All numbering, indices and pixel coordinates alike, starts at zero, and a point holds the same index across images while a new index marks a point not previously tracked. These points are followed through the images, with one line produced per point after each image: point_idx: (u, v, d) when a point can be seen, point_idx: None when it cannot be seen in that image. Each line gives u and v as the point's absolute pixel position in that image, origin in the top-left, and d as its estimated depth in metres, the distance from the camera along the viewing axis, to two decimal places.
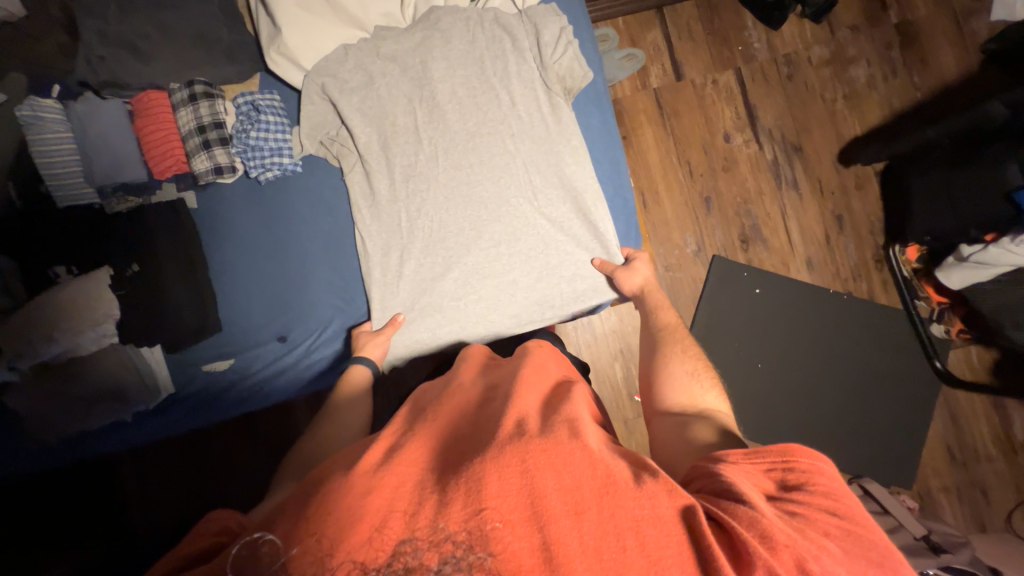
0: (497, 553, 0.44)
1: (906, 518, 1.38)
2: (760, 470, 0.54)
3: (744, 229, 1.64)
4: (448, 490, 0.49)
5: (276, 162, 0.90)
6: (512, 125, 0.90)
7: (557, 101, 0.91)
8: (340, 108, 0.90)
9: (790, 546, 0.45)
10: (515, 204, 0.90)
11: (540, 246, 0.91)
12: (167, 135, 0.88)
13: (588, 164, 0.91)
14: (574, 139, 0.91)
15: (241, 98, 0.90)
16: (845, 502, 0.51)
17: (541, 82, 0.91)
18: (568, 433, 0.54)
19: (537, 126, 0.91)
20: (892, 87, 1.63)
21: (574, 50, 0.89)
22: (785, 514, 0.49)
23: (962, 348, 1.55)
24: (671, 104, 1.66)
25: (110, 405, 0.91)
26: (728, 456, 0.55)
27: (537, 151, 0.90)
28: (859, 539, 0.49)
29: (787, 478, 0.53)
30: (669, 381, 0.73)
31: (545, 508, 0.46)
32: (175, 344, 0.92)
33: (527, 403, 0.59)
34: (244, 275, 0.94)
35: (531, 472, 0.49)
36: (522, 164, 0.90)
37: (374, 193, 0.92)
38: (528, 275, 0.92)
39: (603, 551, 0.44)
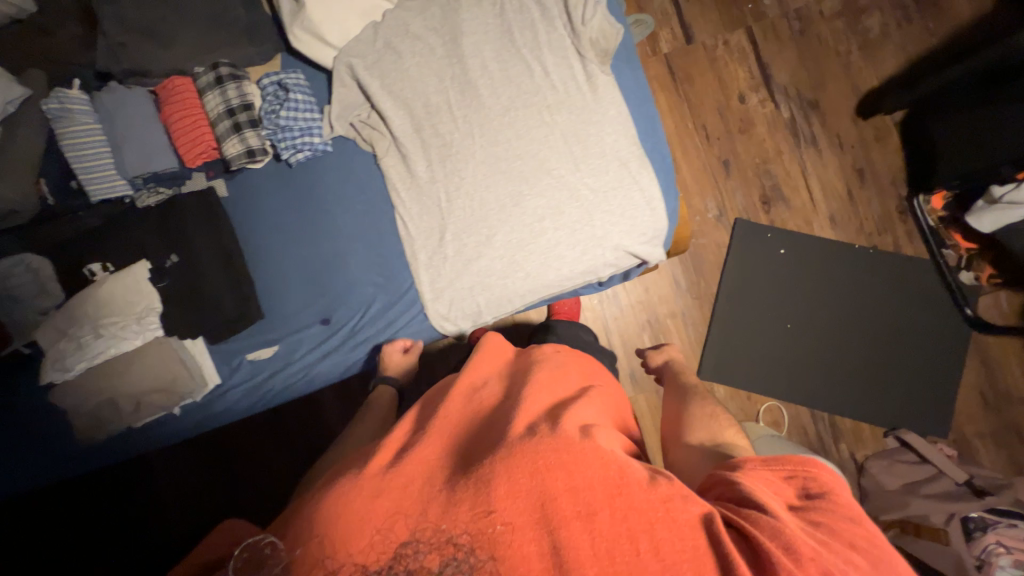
0: (504, 558, 0.46)
1: (947, 466, 1.42)
2: (781, 477, 0.55)
3: (765, 191, 1.62)
4: (458, 488, 0.51)
5: (308, 142, 0.89)
6: (547, 97, 0.89)
7: (592, 65, 0.89)
8: (371, 90, 0.88)
9: (814, 558, 0.45)
10: (556, 178, 0.89)
11: (586, 218, 0.89)
12: (195, 121, 0.86)
13: (627, 130, 0.89)
14: (612, 105, 0.89)
15: (266, 79, 0.88)
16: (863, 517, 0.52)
17: (574, 48, 0.89)
18: (578, 436, 0.55)
19: (573, 94, 0.89)
20: (907, 34, 1.60)
21: (604, 10, 0.87)
22: (805, 525, 0.50)
23: (991, 293, 1.55)
24: (683, 69, 1.64)
25: (159, 399, 0.90)
26: (746, 463, 0.57)
27: (574, 119, 0.89)
28: (886, 556, 0.50)
29: (807, 491, 0.54)
30: (693, 420, 0.77)
31: (555, 512, 0.47)
32: (217, 334, 0.91)
33: (535, 406, 0.63)
34: (282, 260, 0.93)
35: (541, 475, 0.50)
36: (560, 134, 0.89)
37: (412, 176, 0.91)
38: (574, 248, 0.90)
39: (614, 552, 0.46)
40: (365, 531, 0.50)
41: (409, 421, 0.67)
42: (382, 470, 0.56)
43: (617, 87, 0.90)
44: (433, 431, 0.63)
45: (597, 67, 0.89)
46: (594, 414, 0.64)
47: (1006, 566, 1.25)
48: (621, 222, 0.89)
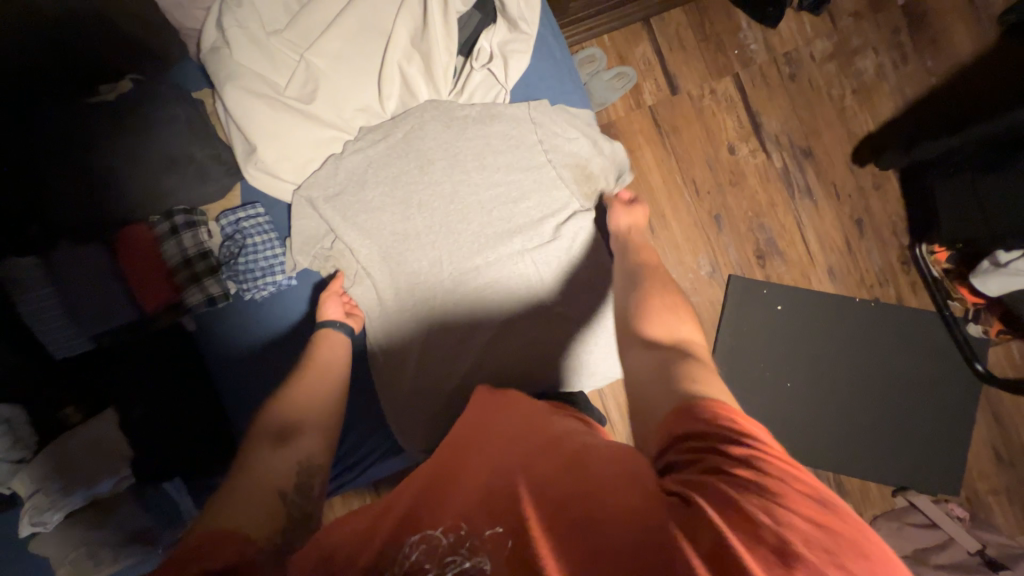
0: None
1: (959, 533, 1.36)
2: (714, 431, 0.48)
3: (759, 245, 1.57)
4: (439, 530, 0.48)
5: (270, 281, 0.88)
6: (516, 221, 0.87)
7: (571, 189, 0.88)
8: (333, 225, 0.86)
9: (741, 517, 0.40)
10: (527, 303, 0.88)
11: (557, 342, 0.89)
12: (152, 272, 0.84)
13: (599, 253, 0.89)
14: (585, 232, 0.88)
15: (224, 220, 0.87)
16: (790, 457, 0.46)
17: (552, 171, 0.87)
18: (564, 464, 0.52)
19: (547, 220, 0.87)
20: (904, 74, 1.52)
21: (573, 131, 0.87)
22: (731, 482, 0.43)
23: (1000, 345, 1.48)
24: (669, 121, 1.58)
25: (133, 551, 0.86)
26: (683, 435, 0.50)
27: (548, 247, 0.88)
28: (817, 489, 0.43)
29: (736, 436, 0.47)
30: (648, 316, 0.71)
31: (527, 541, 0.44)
32: (192, 470, 0.92)
33: (532, 441, 0.58)
34: (247, 400, 0.90)
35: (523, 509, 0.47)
36: (530, 261, 0.88)
37: (379, 305, 0.89)
38: (550, 375, 0.89)
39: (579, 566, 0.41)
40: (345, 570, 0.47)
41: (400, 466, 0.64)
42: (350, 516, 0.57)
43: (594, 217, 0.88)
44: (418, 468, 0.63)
45: (577, 197, 0.88)
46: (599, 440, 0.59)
47: None
48: (594, 348, 0.90)
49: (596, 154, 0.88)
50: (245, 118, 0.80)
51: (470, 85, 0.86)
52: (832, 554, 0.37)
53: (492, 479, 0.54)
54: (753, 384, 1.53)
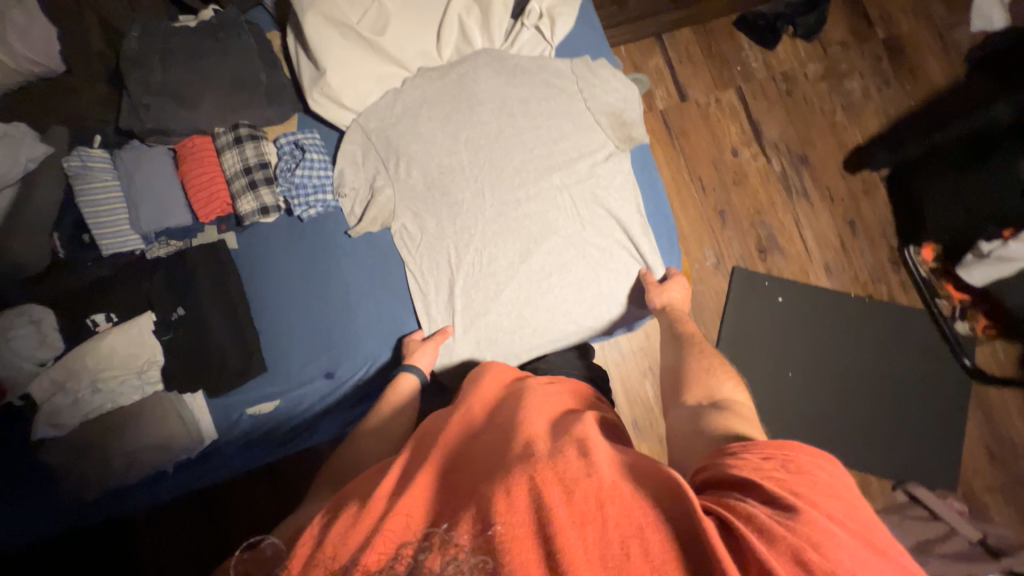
0: (504, 564, 0.42)
1: (960, 523, 1.37)
2: (760, 459, 0.51)
3: (760, 241, 1.66)
4: (457, 515, 0.48)
5: (320, 199, 0.92)
6: (558, 161, 0.94)
7: (607, 133, 0.96)
8: (385, 156, 0.94)
9: (788, 538, 0.42)
10: (564, 237, 0.93)
11: (591, 277, 0.93)
12: (212, 178, 0.88)
13: (634, 198, 0.95)
14: (621, 177, 0.95)
15: (284, 139, 0.91)
16: (836, 490, 0.48)
17: (591, 118, 0.95)
18: (574, 451, 0.53)
19: (586, 160, 0.94)
20: (886, 96, 1.71)
21: (613, 86, 0.97)
22: (775, 509, 0.45)
23: (987, 344, 1.56)
24: (678, 124, 1.72)
25: (155, 456, 0.87)
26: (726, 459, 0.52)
27: (583, 184, 0.94)
28: (861, 529, 0.46)
29: (787, 467, 0.49)
30: (690, 380, 0.75)
31: (549, 516, 0.44)
32: (218, 388, 0.89)
33: (535, 425, 0.60)
34: (287, 315, 0.93)
35: (539, 487, 0.47)
36: (568, 197, 0.94)
37: (423, 232, 0.94)
38: (580, 305, 0.93)
39: (608, 559, 0.42)
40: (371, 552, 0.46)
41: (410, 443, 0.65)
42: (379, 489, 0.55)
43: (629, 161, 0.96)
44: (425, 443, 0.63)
45: (615, 142, 0.95)
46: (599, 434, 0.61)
47: None
48: (624, 282, 0.94)
49: (632, 108, 0.97)
50: (316, 45, 0.88)
51: (519, 39, 0.97)
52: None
53: (501, 460, 0.54)
54: (756, 370, 1.57)
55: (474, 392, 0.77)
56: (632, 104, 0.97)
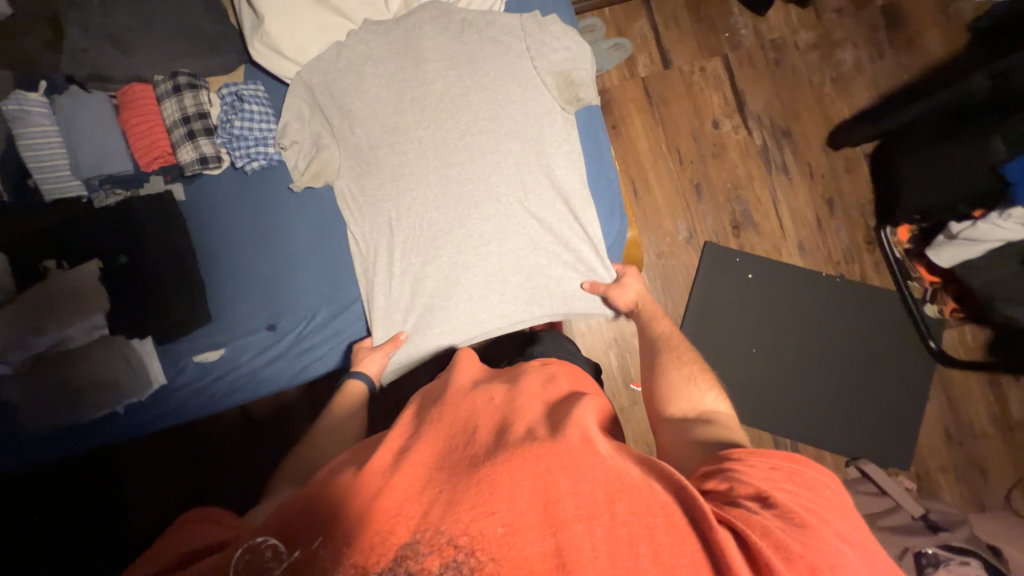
0: (508, 557, 0.45)
1: (904, 498, 1.37)
2: (768, 468, 0.53)
3: (735, 215, 1.63)
4: (459, 490, 0.51)
5: (261, 152, 0.95)
6: (502, 125, 0.95)
7: (554, 95, 0.96)
8: (331, 114, 0.96)
9: (804, 556, 0.45)
10: (506, 204, 0.95)
11: (529, 247, 0.96)
12: (152, 127, 0.92)
13: (577, 170, 0.97)
14: (564, 141, 0.97)
15: (224, 90, 0.94)
16: (841, 510, 0.52)
17: (537, 76, 0.96)
18: (580, 440, 0.56)
19: (530, 125, 0.95)
20: (878, 68, 1.64)
21: (563, 50, 0.96)
22: (780, 521, 0.48)
23: (955, 327, 1.55)
24: (660, 93, 1.66)
25: (101, 395, 0.90)
26: (731, 464, 0.55)
27: (526, 149, 0.95)
28: (863, 548, 0.50)
29: (790, 479, 0.52)
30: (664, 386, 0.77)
31: (558, 512, 0.48)
32: (162, 334, 0.92)
33: (528, 414, 0.63)
34: (231, 267, 0.96)
35: (546, 476, 0.51)
36: (511, 162, 0.95)
37: (367, 193, 0.96)
38: (517, 275, 0.97)
39: (616, 556, 0.46)
40: (381, 546, 0.47)
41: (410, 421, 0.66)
42: (383, 470, 0.55)
43: (573, 124, 0.97)
44: (410, 434, 0.62)
45: (561, 103, 0.97)
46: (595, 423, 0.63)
47: None
48: (560, 249, 0.98)
49: (582, 66, 0.97)
50: None
51: None
52: None
53: (496, 445, 0.57)
54: (720, 345, 1.57)
55: (471, 375, 0.78)
56: (582, 63, 0.97)
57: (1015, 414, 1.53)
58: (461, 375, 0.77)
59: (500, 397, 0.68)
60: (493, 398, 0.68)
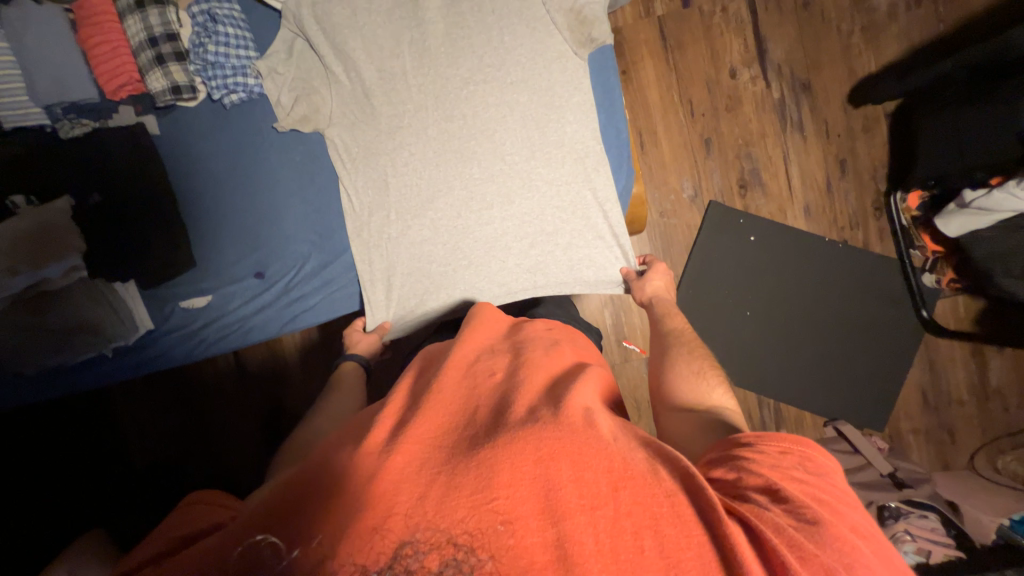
0: (506, 555, 0.44)
1: (876, 458, 1.43)
2: (779, 457, 0.52)
3: (743, 175, 1.57)
4: (456, 475, 0.49)
5: (240, 83, 0.87)
6: (508, 73, 0.90)
7: (565, 36, 0.89)
8: (321, 52, 0.88)
9: (819, 556, 0.44)
10: (510, 163, 0.91)
11: (534, 210, 0.92)
12: (116, 48, 0.84)
13: (590, 124, 0.91)
14: (576, 90, 0.90)
15: (195, 7, 0.84)
16: (851, 500, 0.50)
17: (546, 15, 0.88)
18: (583, 422, 0.55)
19: (538, 72, 0.89)
20: (914, 17, 1.51)
21: None
22: (794, 518, 0.47)
23: (949, 298, 1.56)
24: (676, 35, 1.53)
25: (86, 337, 0.88)
26: (744, 451, 0.53)
27: (534, 100, 0.90)
28: (876, 542, 0.48)
29: (803, 468, 0.51)
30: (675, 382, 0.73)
31: (559, 503, 0.47)
32: (146, 279, 0.89)
33: (533, 382, 0.62)
34: (214, 209, 0.91)
35: (546, 462, 0.50)
36: (517, 115, 0.90)
37: (360, 145, 0.91)
38: (520, 240, 0.93)
39: (619, 550, 0.44)
40: (371, 541, 0.46)
41: (404, 395, 0.65)
42: (380, 446, 0.54)
43: (585, 70, 0.90)
44: (405, 409, 0.61)
45: (574, 47, 0.89)
46: (596, 398, 0.62)
47: (909, 551, 1.29)
48: (566, 208, 0.93)
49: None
50: None
51: None
52: None
53: (495, 425, 0.55)
54: (713, 307, 1.56)
55: (486, 339, 0.76)
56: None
57: (992, 383, 1.58)
58: (474, 336, 0.75)
59: (501, 373, 0.66)
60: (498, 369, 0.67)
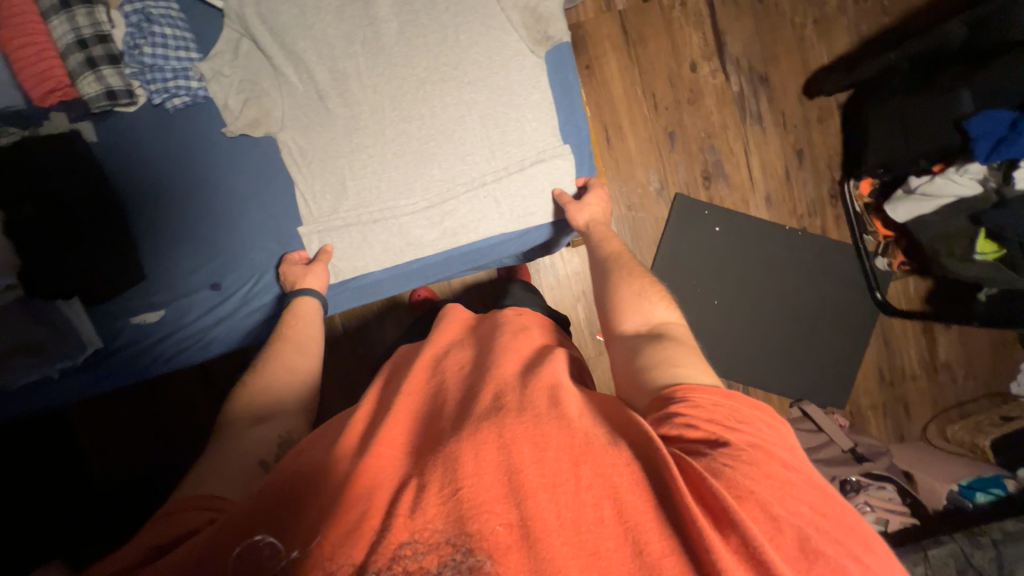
0: (499, 551, 0.41)
1: (837, 434, 1.50)
2: (710, 405, 0.52)
3: (706, 166, 1.60)
4: (425, 474, 0.48)
5: (183, 86, 0.84)
6: (467, 71, 0.89)
7: (521, 34, 0.89)
8: (271, 53, 0.86)
9: (755, 493, 0.44)
10: (471, 163, 0.91)
11: (497, 211, 0.92)
12: (42, 51, 0.78)
13: (549, 121, 0.92)
14: (534, 89, 0.91)
15: (127, 6, 0.80)
16: (783, 437, 0.51)
17: (502, 15, 0.89)
18: (546, 402, 0.53)
19: (496, 72, 0.89)
20: (862, 10, 1.57)
21: None
22: (730, 457, 0.46)
23: (900, 279, 1.63)
24: (637, 29, 1.54)
25: (27, 360, 0.83)
26: (676, 408, 0.51)
27: (493, 99, 0.90)
28: (823, 489, 0.48)
29: (733, 418, 0.50)
30: (620, 304, 0.73)
31: (522, 483, 0.45)
32: (95, 292, 0.84)
33: (506, 366, 0.61)
34: (165, 220, 0.88)
35: (509, 447, 0.48)
36: (477, 114, 0.90)
37: (315, 149, 0.89)
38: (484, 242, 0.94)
39: (581, 522, 0.43)
40: (357, 541, 0.44)
41: (372, 399, 0.64)
42: (353, 454, 0.53)
43: (542, 68, 0.90)
44: (378, 411, 0.60)
45: (530, 45, 0.90)
46: (569, 375, 0.63)
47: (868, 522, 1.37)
48: (528, 209, 0.93)
49: None
50: None
51: None
52: (839, 541, 0.43)
53: (460, 418, 0.54)
54: (682, 296, 1.60)
55: (454, 334, 0.75)
56: None
57: (941, 357, 1.67)
58: (441, 334, 0.74)
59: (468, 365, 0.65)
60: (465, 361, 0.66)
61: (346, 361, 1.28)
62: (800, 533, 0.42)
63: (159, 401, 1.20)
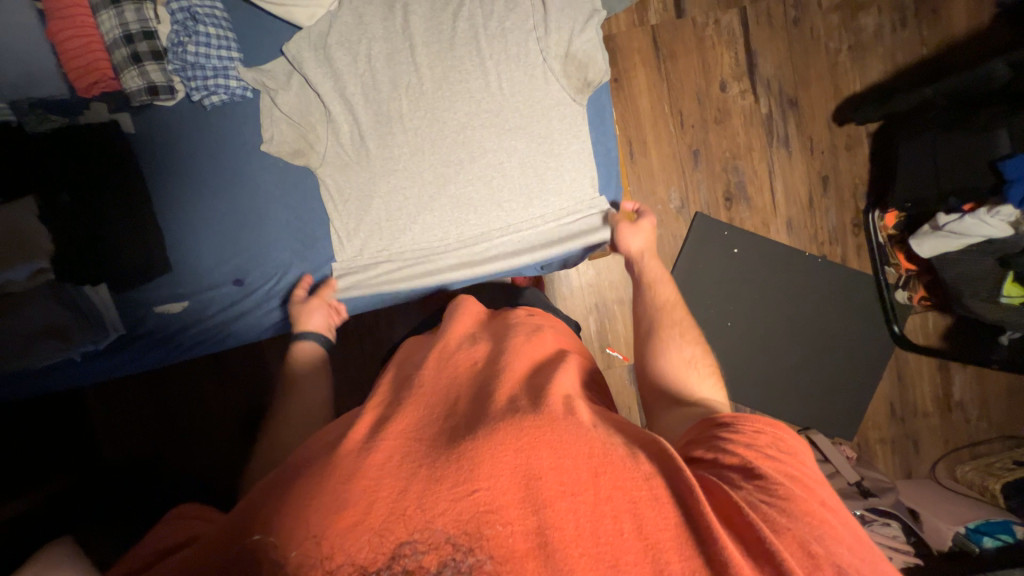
0: (508, 562, 0.40)
1: (845, 467, 1.47)
2: (751, 433, 0.52)
3: (729, 186, 1.59)
4: (438, 469, 0.47)
5: (221, 85, 0.86)
6: (507, 113, 0.92)
7: (563, 84, 0.93)
8: (310, 71, 0.89)
9: (791, 529, 0.43)
10: (505, 205, 0.95)
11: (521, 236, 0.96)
12: (90, 44, 0.81)
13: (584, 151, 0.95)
14: (574, 139, 0.94)
15: (173, 3, 0.82)
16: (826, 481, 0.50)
17: (544, 65, 0.92)
18: (563, 411, 0.53)
19: (537, 120, 0.93)
20: (899, 39, 1.54)
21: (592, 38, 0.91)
22: (764, 493, 0.46)
23: (919, 314, 1.61)
24: (669, 45, 1.53)
25: (52, 343, 0.84)
26: (723, 432, 0.53)
27: (533, 146, 0.93)
28: (857, 532, 0.47)
29: (776, 447, 0.51)
30: (664, 366, 0.72)
31: (541, 490, 0.44)
32: (123, 280, 0.87)
33: (513, 366, 0.61)
34: (195, 215, 0.89)
35: (527, 452, 0.47)
36: (517, 161, 0.94)
37: (353, 186, 0.92)
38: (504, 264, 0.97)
39: (600, 533, 0.42)
40: (358, 536, 0.42)
41: (383, 393, 0.62)
42: (359, 444, 0.51)
43: (583, 113, 0.94)
44: (388, 403, 0.59)
45: (572, 94, 0.93)
46: (575, 386, 0.61)
47: None
48: (550, 234, 0.97)
49: (589, 36, 0.91)
50: None
51: None
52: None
53: (475, 418, 0.53)
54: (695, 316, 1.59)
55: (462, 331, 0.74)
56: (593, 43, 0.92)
57: (955, 397, 1.64)
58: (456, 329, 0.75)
59: (483, 361, 0.64)
60: (477, 360, 0.65)
61: (357, 360, 1.29)
62: (839, 568, 0.41)
63: (174, 388, 1.23)
